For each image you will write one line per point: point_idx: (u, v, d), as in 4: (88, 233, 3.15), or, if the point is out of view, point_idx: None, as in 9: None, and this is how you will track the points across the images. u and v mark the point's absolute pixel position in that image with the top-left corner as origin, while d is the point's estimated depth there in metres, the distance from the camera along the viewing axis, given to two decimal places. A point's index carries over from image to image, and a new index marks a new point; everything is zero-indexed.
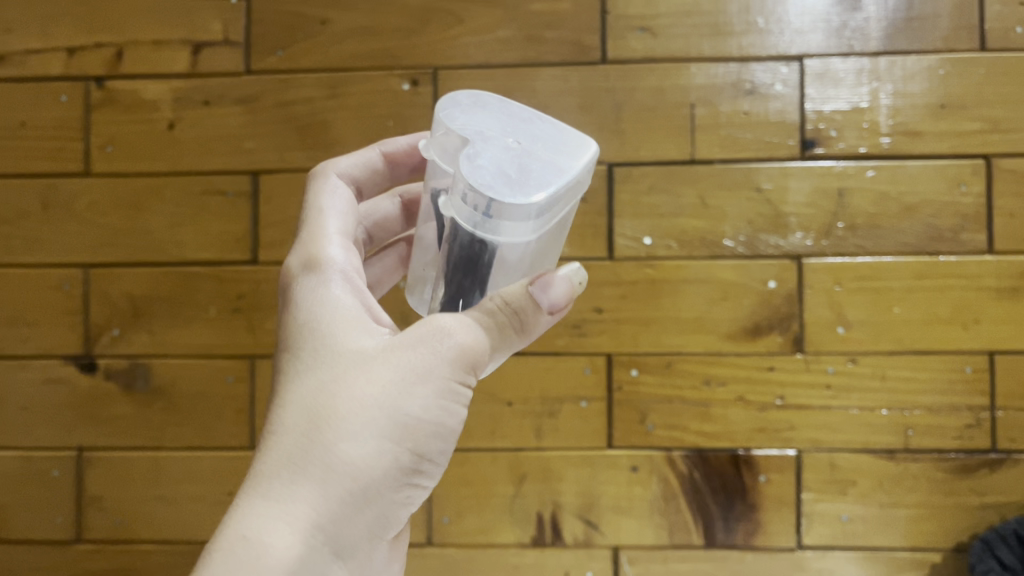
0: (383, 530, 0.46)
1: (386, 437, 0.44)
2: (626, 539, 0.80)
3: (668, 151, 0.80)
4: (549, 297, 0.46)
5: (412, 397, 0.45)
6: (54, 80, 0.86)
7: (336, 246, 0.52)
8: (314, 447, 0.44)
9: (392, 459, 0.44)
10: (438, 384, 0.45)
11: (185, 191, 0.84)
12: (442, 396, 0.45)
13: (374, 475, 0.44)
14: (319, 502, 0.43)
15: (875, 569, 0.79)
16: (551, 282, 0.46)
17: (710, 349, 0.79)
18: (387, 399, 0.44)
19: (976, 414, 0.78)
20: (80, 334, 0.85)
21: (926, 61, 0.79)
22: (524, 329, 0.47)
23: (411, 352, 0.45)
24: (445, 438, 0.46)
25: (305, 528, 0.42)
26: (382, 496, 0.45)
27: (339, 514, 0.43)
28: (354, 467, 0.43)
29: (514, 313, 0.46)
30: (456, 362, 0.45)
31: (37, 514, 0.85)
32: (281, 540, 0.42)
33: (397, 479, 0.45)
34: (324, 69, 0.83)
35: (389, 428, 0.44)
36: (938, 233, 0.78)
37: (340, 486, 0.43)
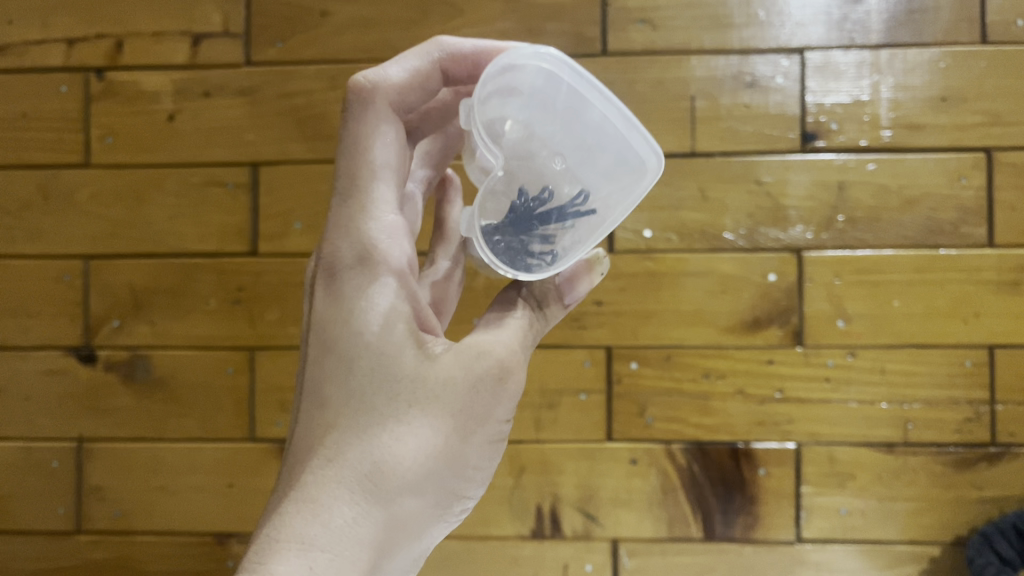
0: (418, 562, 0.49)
1: (442, 483, 0.46)
2: (626, 532, 0.80)
3: (668, 143, 0.80)
4: (573, 295, 0.51)
5: (468, 443, 0.47)
6: (54, 71, 0.85)
7: (392, 232, 0.48)
8: (375, 484, 0.45)
9: (444, 504, 0.47)
10: (494, 431, 0.47)
11: (185, 182, 0.84)
12: (493, 439, 0.48)
13: (427, 515, 0.46)
14: (377, 543, 0.45)
15: (874, 563, 0.79)
16: (578, 283, 0.51)
17: (710, 342, 0.79)
18: (449, 446, 0.46)
19: (976, 407, 0.78)
20: (80, 325, 0.85)
21: (927, 54, 0.78)
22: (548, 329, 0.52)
23: (474, 397, 0.46)
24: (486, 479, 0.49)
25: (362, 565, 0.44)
26: (427, 537, 0.47)
27: (390, 554, 0.46)
28: (412, 510, 0.46)
29: (548, 318, 0.51)
30: (511, 400, 0.48)
31: (37, 505, 0.85)
32: None
33: (442, 521, 0.48)
34: (324, 61, 0.83)
35: (446, 474, 0.46)
36: (939, 226, 0.78)
37: (397, 527, 0.45)
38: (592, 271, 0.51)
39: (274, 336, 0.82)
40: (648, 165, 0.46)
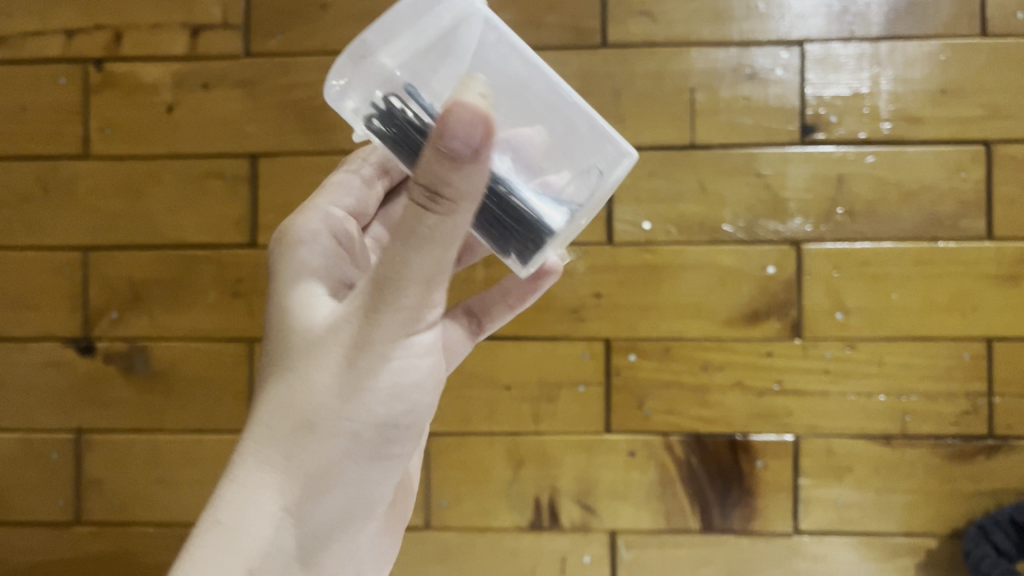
0: (363, 497, 0.50)
1: (341, 416, 0.47)
2: (623, 524, 0.81)
3: (668, 135, 0.80)
4: (461, 137, 0.38)
5: (361, 376, 0.46)
6: (53, 63, 0.85)
7: (315, 218, 0.56)
8: (277, 433, 0.47)
9: (352, 436, 0.47)
10: (389, 361, 0.46)
11: (184, 175, 0.84)
12: (390, 363, 0.47)
13: (333, 454, 0.47)
14: (286, 485, 0.47)
15: (871, 555, 0.79)
16: (452, 117, 0.38)
17: (708, 334, 0.79)
18: (338, 378, 0.46)
19: (973, 400, 0.78)
20: (79, 317, 0.85)
21: (927, 46, 0.78)
22: (456, 196, 0.41)
23: (354, 326, 0.46)
24: (405, 404, 0.48)
25: (274, 512, 0.47)
26: (349, 472, 0.48)
27: (309, 496, 0.47)
28: (315, 446, 0.47)
29: (448, 191, 0.40)
30: (409, 321, 0.46)
31: (37, 496, 0.85)
32: (253, 526, 0.46)
33: (361, 453, 0.48)
34: (323, 53, 0.83)
35: (345, 410, 0.47)
36: (938, 219, 0.78)
37: (306, 468, 0.47)
38: (472, 109, 0.38)
39: None
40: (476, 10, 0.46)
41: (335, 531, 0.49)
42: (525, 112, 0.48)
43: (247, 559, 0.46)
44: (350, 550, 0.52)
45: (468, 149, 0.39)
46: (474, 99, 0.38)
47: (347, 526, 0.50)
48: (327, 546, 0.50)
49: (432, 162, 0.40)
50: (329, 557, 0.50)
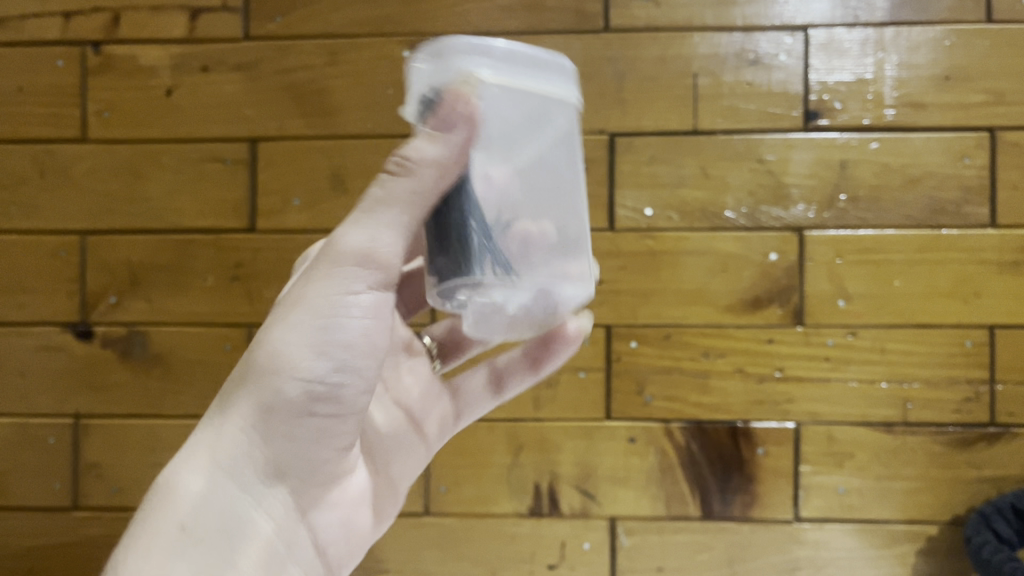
0: (301, 463, 0.50)
1: (268, 370, 0.47)
2: (623, 511, 0.80)
3: (670, 120, 0.79)
4: (445, 114, 0.43)
5: (289, 328, 0.47)
6: (51, 45, 0.85)
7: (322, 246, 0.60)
8: (223, 394, 0.49)
9: (278, 389, 0.47)
10: (319, 313, 0.47)
11: (183, 158, 0.83)
12: (320, 320, 0.47)
13: (262, 408, 0.48)
14: (219, 441, 0.48)
15: (871, 542, 0.79)
16: (451, 94, 0.43)
17: (709, 321, 0.79)
18: (269, 333, 0.48)
19: (975, 387, 0.78)
20: (78, 301, 0.84)
21: (932, 32, 0.78)
22: (416, 168, 0.44)
23: (294, 289, 0.48)
24: (337, 364, 0.48)
25: (207, 467, 0.47)
26: (279, 432, 0.48)
27: (242, 455, 0.48)
28: (246, 401, 0.48)
29: (412, 161, 0.44)
30: (342, 279, 0.47)
31: (34, 480, 0.85)
32: (186, 482, 0.47)
33: (287, 413, 0.48)
34: (323, 35, 0.82)
35: (272, 362, 0.47)
36: (940, 206, 0.78)
37: (238, 423, 0.48)
38: (461, 97, 0.43)
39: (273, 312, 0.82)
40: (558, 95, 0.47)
41: (273, 495, 0.49)
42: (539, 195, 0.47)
43: (178, 514, 0.46)
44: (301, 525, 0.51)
45: (448, 128, 0.43)
46: (466, 89, 0.43)
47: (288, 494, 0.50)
48: (269, 512, 0.49)
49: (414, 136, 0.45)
50: (273, 529, 0.49)
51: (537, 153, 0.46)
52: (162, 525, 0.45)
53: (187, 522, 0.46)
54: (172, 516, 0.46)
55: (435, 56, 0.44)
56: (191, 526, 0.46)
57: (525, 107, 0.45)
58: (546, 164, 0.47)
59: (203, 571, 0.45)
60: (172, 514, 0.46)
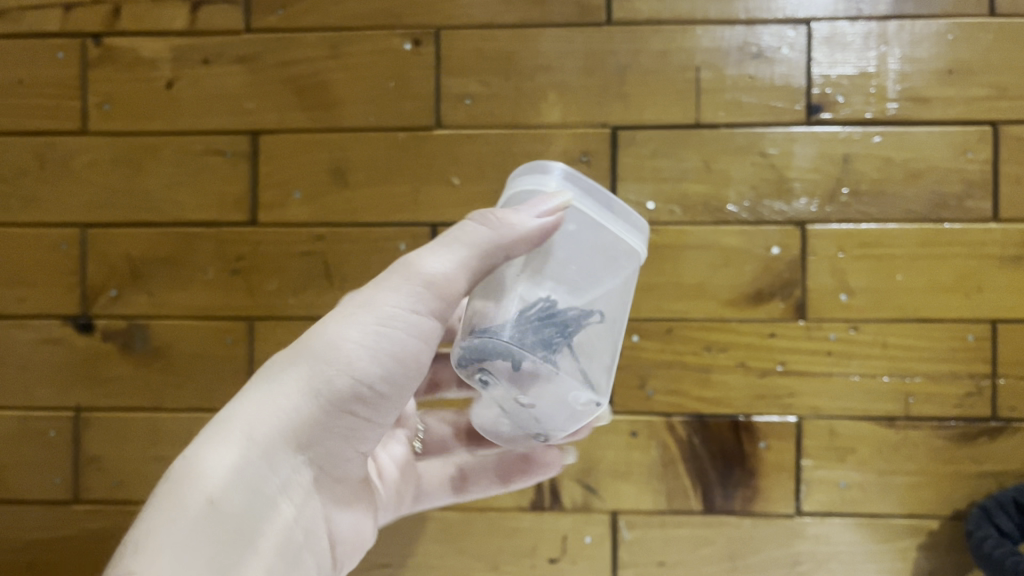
0: (325, 458, 0.49)
1: (325, 359, 0.46)
2: (624, 505, 0.80)
3: (672, 114, 0.79)
4: (537, 205, 0.47)
5: (354, 324, 0.47)
6: (51, 37, 0.84)
7: None
8: (271, 372, 0.47)
9: (330, 380, 0.46)
10: (385, 313, 0.47)
11: (184, 152, 0.83)
12: (382, 321, 0.46)
13: (312, 397, 0.46)
14: (259, 421, 0.46)
15: (873, 536, 0.79)
16: (546, 197, 0.47)
17: (711, 315, 0.79)
18: (332, 325, 0.47)
19: (977, 382, 0.78)
20: (78, 295, 0.84)
21: (935, 26, 0.78)
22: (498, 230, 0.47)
23: (366, 290, 0.48)
24: (392, 371, 0.47)
25: (245, 443, 0.45)
26: (318, 424, 0.47)
27: (281, 439, 0.46)
28: (295, 387, 0.46)
29: (495, 222, 0.47)
30: (411, 289, 0.47)
31: (35, 474, 0.85)
32: (221, 455, 0.44)
33: (332, 407, 0.47)
34: (324, 28, 0.82)
35: (331, 353, 0.46)
36: (943, 200, 0.78)
37: (282, 405, 0.46)
38: (550, 199, 0.47)
39: (274, 305, 0.81)
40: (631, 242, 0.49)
41: (295, 483, 0.47)
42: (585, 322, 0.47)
43: (208, 486, 0.43)
44: (309, 519, 0.49)
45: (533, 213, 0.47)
46: (559, 194, 0.47)
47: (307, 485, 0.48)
48: (288, 500, 0.47)
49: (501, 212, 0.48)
50: (286, 519, 0.47)
51: (597, 287, 0.48)
52: (191, 496, 0.42)
53: (217, 497, 0.43)
54: (202, 486, 0.43)
55: (531, 171, 0.49)
56: (219, 502, 0.43)
57: (597, 241, 0.48)
58: (600, 297, 0.48)
59: (225, 549, 0.42)
60: (202, 486, 0.43)
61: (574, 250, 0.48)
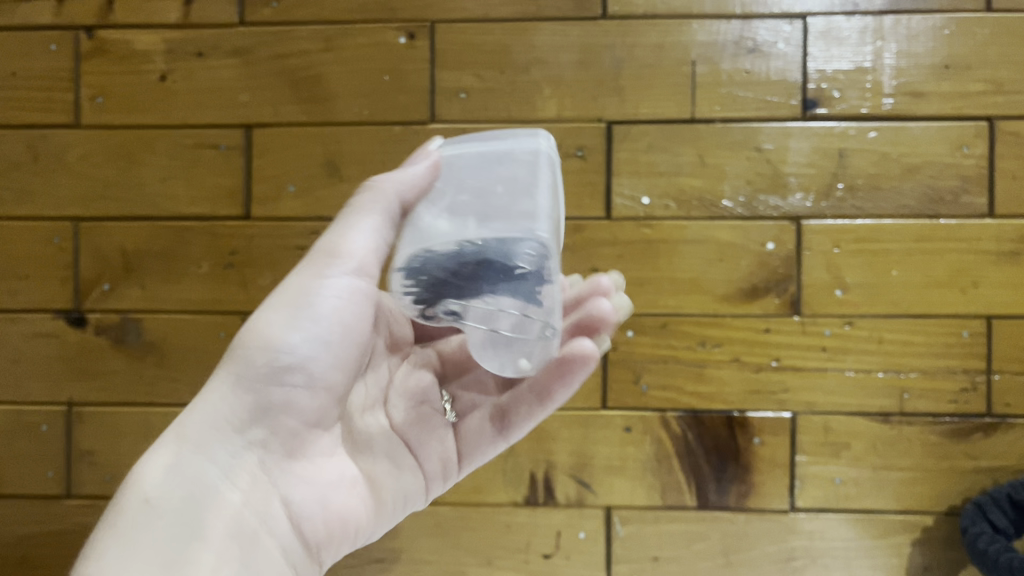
0: (274, 438, 0.49)
1: (240, 346, 0.49)
2: (618, 500, 0.80)
3: (667, 109, 0.79)
4: (417, 158, 0.51)
5: (264, 311, 0.50)
6: (44, 30, 0.84)
7: None
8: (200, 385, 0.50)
9: (247, 362, 0.49)
10: (293, 291, 0.50)
11: (178, 145, 0.82)
12: (293, 300, 0.50)
13: (232, 380, 0.48)
14: (190, 420, 0.47)
15: (867, 532, 0.79)
16: (424, 147, 0.51)
17: (705, 310, 0.79)
18: (249, 321, 0.50)
19: (972, 377, 0.78)
20: (70, 288, 0.84)
21: (931, 21, 0.77)
22: (381, 181, 0.50)
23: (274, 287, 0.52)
24: (309, 337, 0.49)
25: (177, 442, 0.46)
26: (246, 401, 0.48)
27: (210, 428, 0.47)
28: (219, 379, 0.49)
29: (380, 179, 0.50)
30: (315, 265, 0.51)
31: (27, 468, 0.84)
32: (155, 459, 0.45)
33: (255, 382, 0.48)
34: (318, 21, 0.81)
35: (247, 339, 0.49)
36: (938, 195, 0.78)
37: (208, 399, 0.48)
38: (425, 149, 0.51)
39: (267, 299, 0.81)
40: (537, 139, 0.50)
41: (243, 470, 0.47)
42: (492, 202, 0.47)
43: (145, 487, 0.44)
44: (272, 504, 0.48)
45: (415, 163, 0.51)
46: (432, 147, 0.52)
47: (258, 470, 0.48)
48: (237, 487, 0.47)
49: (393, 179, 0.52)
50: (244, 504, 0.46)
51: (494, 178, 0.48)
52: (129, 498, 0.43)
53: (153, 495, 0.44)
54: (139, 491, 0.44)
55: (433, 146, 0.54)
56: (157, 496, 0.44)
57: (492, 147, 0.50)
58: (509, 180, 0.48)
59: (169, 537, 0.42)
60: (138, 488, 0.44)
61: (477, 159, 0.50)
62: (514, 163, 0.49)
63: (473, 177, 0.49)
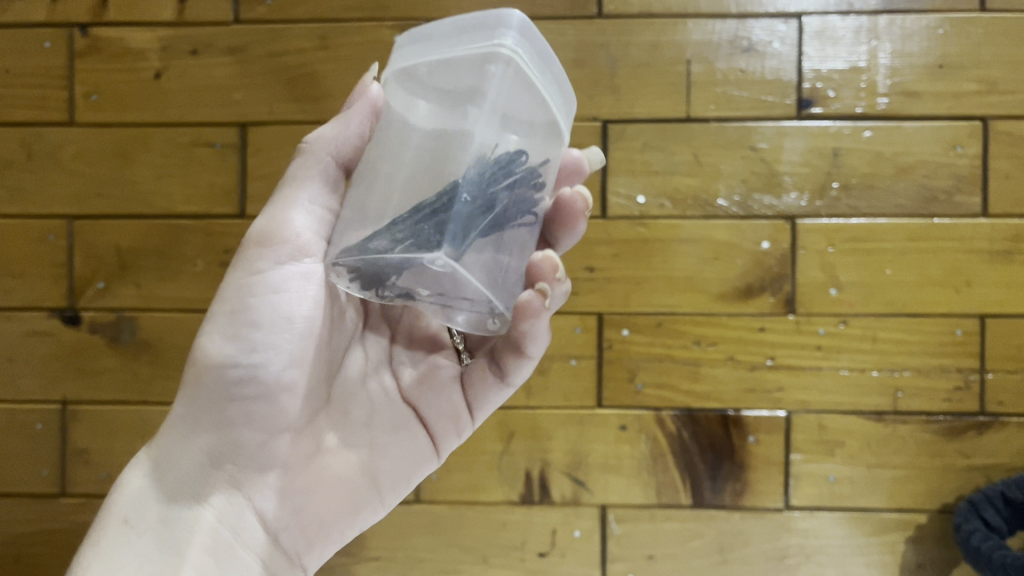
0: (235, 449, 0.49)
1: (191, 362, 0.50)
2: (613, 498, 0.80)
3: (663, 107, 0.79)
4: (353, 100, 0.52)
5: (212, 321, 0.50)
6: (37, 27, 0.84)
7: None
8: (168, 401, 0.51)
9: (198, 378, 0.49)
10: (236, 294, 0.50)
11: (172, 143, 0.82)
12: (237, 305, 0.49)
13: (188, 396, 0.49)
14: (159, 442, 0.49)
15: (861, 530, 0.79)
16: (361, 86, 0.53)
17: (700, 309, 0.79)
18: (203, 335, 0.50)
19: (965, 376, 0.78)
20: (64, 286, 0.83)
21: (925, 20, 0.78)
22: (316, 139, 0.52)
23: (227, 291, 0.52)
24: (255, 342, 0.49)
25: (145, 465, 0.49)
26: (203, 416, 0.49)
27: (173, 448, 0.49)
28: (180, 398, 0.50)
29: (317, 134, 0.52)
30: (254, 264, 0.50)
31: (22, 467, 0.84)
32: (127, 483, 0.48)
33: (208, 397, 0.49)
34: (313, 19, 0.81)
35: (197, 354, 0.49)
36: (932, 195, 0.78)
37: (171, 419, 0.49)
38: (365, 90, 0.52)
39: None
40: (491, 45, 0.43)
41: (213, 488, 0.48)
42: (426, 159, 0.43)
43: (121, 510, 0.47)
44: (250, 516, 0.49)
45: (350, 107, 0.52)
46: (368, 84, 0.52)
47: (229, 486, 0.49)
48: (211, 504, 0.48)
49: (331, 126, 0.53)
50: (217, 518, 0.48)
51: (438, 119, 0.43)
52: (109, 522, 0.46)
53: (131, 518, 0.46)
54: (117, 515, 0.47)
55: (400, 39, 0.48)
56: (133, 518, 0.46)
57: (444, 65, 0.44)
58: (453, 121, 0.43)
59: (143, 559, 0.45)
60: (116, 512, 0.47)
61: (428, 80, 0.44)
62: (453, 85, 0.43)
63: (421, 109, 0.44)
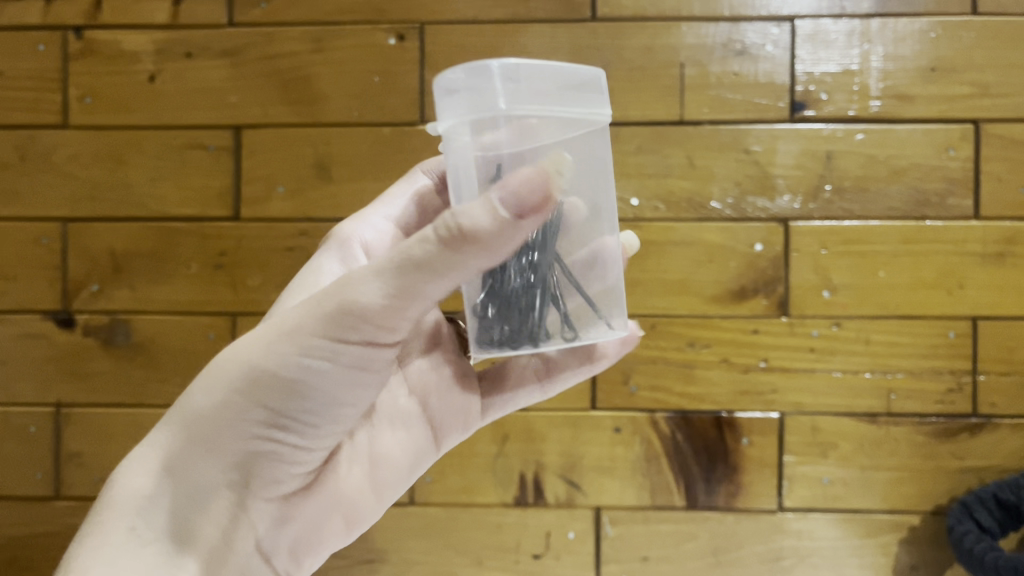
0: (252, 475, 0.49)
1: (227, 383, 0.46)
2: (607, 500, 0.80)
3: (656, 110, 0.79)
4: (519, 197, 0.37)
5: (259, 346, 0.46)
6: (32, 30, 0.83)
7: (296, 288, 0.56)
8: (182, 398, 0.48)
9: (239, 409, 0.46)
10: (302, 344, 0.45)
11: (167, 146, 0.82)
12: (298, 356, 0.45)
13: (220, 423, 0.47)
14: (172, 448, 0.47)
15: (854, 531, 0.80)
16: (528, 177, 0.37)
17: (694, 311, 0.79)
18: (252, 364, 0.46)
19: (958, 378, 0.79)
20: (58, 289, 0.83)
21: (918, 24, 0.78)
22: (485, 243, 0.38)
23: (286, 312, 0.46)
24: (308, 400, 0.47)
25: (157, 470, 0.47)
26: (229, 442, 0.47)
27: (191, 464, 0.47)
28: (207, 417, 0.47)
29: (476, 231, 0.38)
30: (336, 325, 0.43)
31: (15, 470, 0.84)
32: (133, 484, 0.47)
33: (241, 430, 0.47)
34: (308, 22, 0.81)
35: (240, 379, 0.46)
36: (924, 198, 0.78)
37: (187, 428, 0.47)
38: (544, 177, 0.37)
39: (256, 301, 0.81)
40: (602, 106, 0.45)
41: (223, 505, 0.48)
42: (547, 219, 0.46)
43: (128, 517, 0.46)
44: (252, 532, 0.50)
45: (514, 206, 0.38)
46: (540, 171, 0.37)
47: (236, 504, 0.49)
48: (216, 519, 0.48)
49: (478, 199, 0.38)
50: (219, 533, 0.48)
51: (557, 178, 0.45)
52: (113, 526, 0.46)
53: (138, 527, 0.46)
54: (121, 521, 0.46)
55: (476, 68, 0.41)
56: (141, 527, 0.46)
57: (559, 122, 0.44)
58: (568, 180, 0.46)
59: None
60: (120, 516, 0.46)
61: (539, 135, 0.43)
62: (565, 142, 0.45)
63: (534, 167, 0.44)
